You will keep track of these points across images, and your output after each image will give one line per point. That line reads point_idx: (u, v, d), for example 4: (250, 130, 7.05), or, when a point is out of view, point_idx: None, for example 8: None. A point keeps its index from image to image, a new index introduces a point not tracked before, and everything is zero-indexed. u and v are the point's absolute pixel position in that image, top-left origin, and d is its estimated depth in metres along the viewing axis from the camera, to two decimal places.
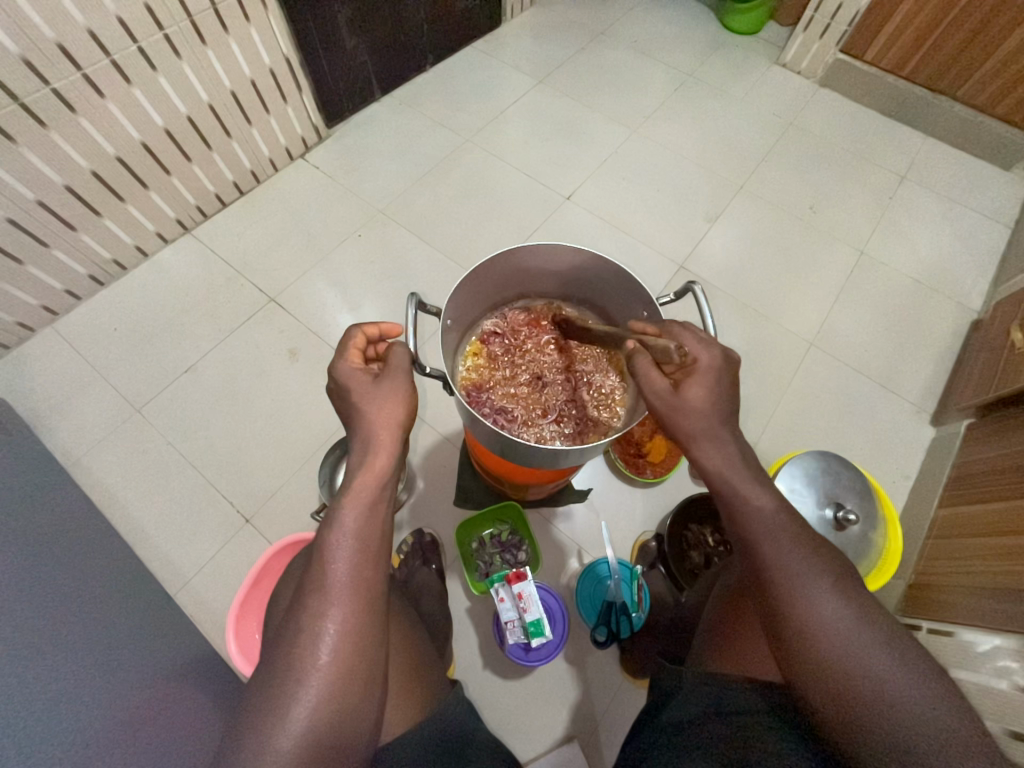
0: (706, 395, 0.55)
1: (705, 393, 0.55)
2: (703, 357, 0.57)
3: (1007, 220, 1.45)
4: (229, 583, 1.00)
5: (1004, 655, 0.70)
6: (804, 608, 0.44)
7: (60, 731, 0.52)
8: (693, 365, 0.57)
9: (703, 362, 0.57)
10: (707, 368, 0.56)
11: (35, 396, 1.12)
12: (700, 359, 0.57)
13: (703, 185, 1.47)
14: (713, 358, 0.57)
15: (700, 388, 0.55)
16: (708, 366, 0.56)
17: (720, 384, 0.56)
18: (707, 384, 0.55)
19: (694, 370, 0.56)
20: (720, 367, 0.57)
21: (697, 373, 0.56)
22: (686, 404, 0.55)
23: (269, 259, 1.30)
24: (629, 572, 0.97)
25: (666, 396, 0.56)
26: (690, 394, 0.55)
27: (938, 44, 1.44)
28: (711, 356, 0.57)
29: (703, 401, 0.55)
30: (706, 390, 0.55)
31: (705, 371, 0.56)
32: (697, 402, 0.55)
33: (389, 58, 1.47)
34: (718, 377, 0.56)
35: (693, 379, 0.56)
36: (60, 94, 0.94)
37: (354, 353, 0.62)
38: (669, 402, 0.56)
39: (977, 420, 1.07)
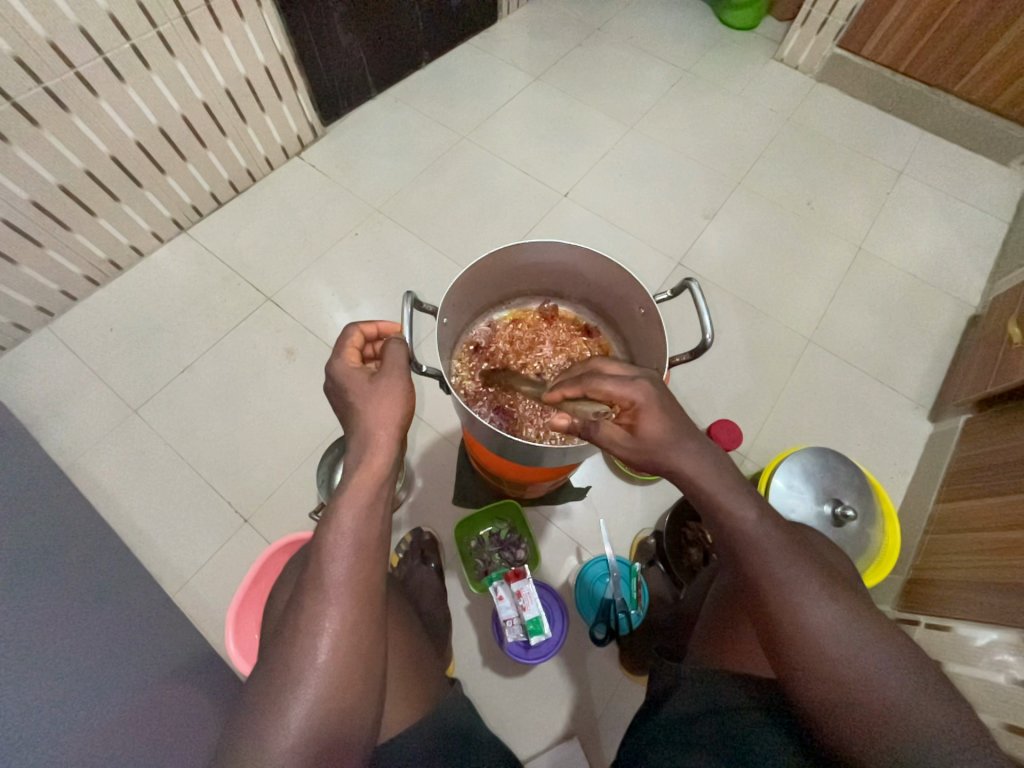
0: (664, 427, 0.50)
1: (662, 423, 0.50)
2: (638, 395, 0.50)
3: (1004, 215, 1.45)
4: (228, 583, 1.00)
5: (1002, 649, 0.70)
6: (804, 613, 0.44)
7: (53, 732, 0.52)
8: (633, 407, 0.51)
9: (640, 397, 0.50)
10: (649, 403, 0.50)
11: (32, 396, 1.12)
12: (636, 396, 0.50)
13: (701, 183, 1.47)
14: (645, 386, 0.51)
15: (654, 422, 0.50)
16: (647, 399, 0.50)
17: (668, 406, 0.51)
18: (657, 414, 0.50)
19: (637, 408, 0.51)
20: (654, 390, 0.51)
21: (641, 413, 0.50)
22: (649, 445, 0.50)
23: (267, 258, 1.30)
24: (628, 570, 0.97)
25: (631, 445, 0.51)
26: (649, 433, 0.50)
27: (935, 38, 1.43)
28: (643, 388, 0.51)
29: (665, 432, 0.50)
30: (661, 421, 0.50)
31: (648, 407, 0.50)
32: (660, 437, 0.50)
33: (384, 55, 1.46)
34: (662, 398, 0.51)
35: (643, 414, 0.50)
36: (53, 94, 0.94)
37: (352, 352, 0.61)
38: (637, 446, 0.51)
39: (974, 414, 1.07)
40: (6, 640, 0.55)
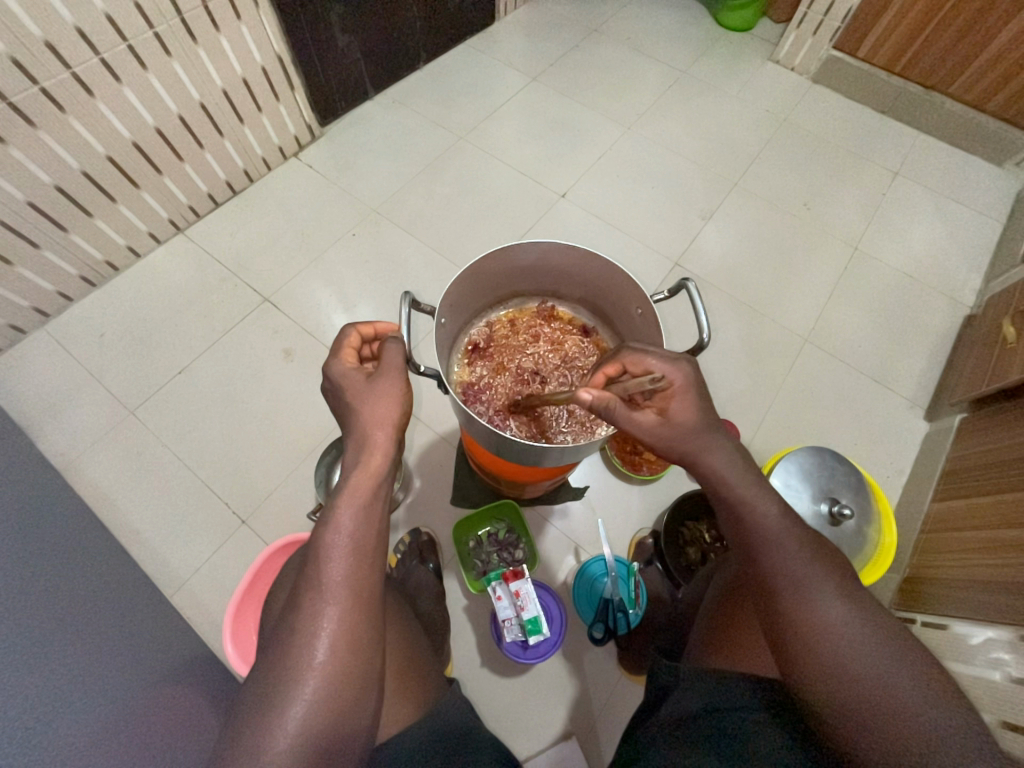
0: (693, 412, 0.55)
1: (691, 408, 0.55)
2: (676, 377, 0.56)
3: (999, 216, 1.46)
4: (225, 585, 0.99)
5: (998, 647, 0.71)
6: (816, 612, 0.45)
7: (48, 734, 0.51)
8: (670, 389, 0.56)
9: (679, 380, 0.56)
10: (684, 387, 0.56)
11: (28, 397, 1.12)
12: (676, 379, 0.56)
13: (698, 183, 1.47)
14: (685, 373, 0.56)
15: (685, 405, 0.55)
16: (683, 384, 0.56)
17: (699, 395, 0.56)
18: (689, 400, 0.55)
19: (672, 391, 0.56)
20: (692, 377, 0.56)
21: (675, 395, 0.56)
22: (677, 428, 0.55)
23: (264, 259, 1.30)
24: (626, 569, 0.97)
25: (659, 428, 0.55)
26: (677, 416, 0.55)
27: (930, 39, 1.44)
28: (683, 372, 0.56)
29: (693, 417, 0.55)
30: (691, 407, 0.55)
31: (682, 391, 0.56)
32: (688, 422, 0.55)
33: (381, 55, 1.46)
34: (695, 387, 0.56)
35: (675, 398, 0.56)
36: (48, 93, 0.93)
37: (348, 353, 0.61)
38: (665, 430, 0.55)
39: (969, 414, 1.08)
40: (6, 641, 0.55)
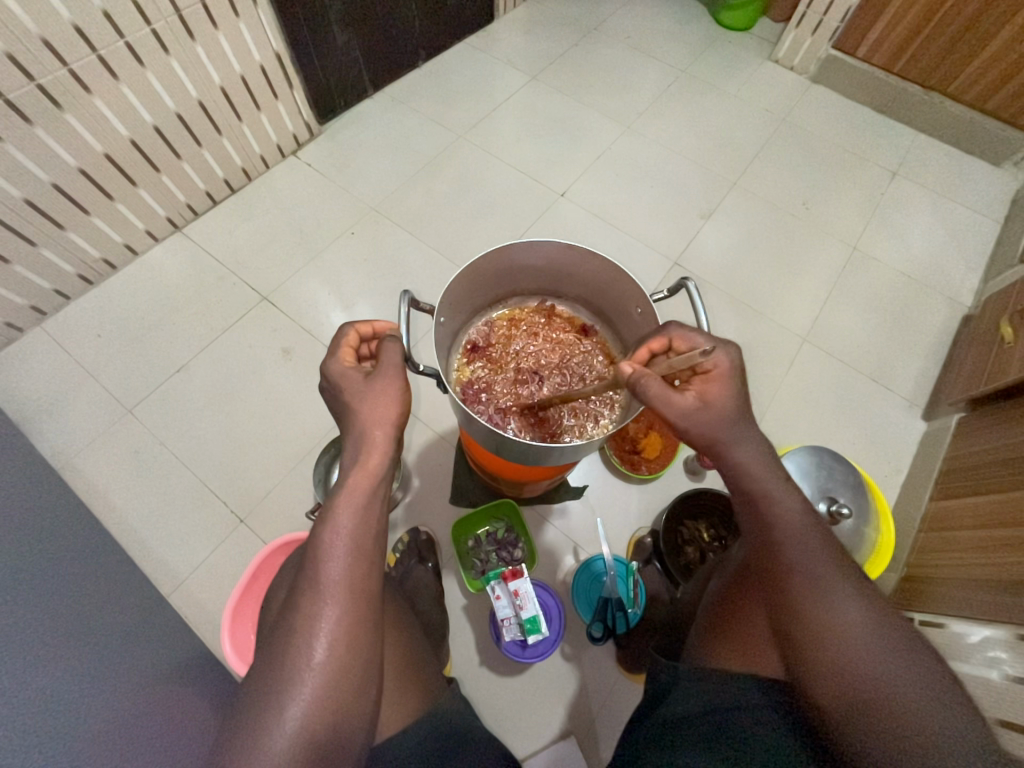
0: (731, 397, 0.56)
1: (729, 393, 0.56)
2: (722, 360, 0.57)
3: (997, 216, 1.46)
4: (223, 584, 0.99)
5: (995, 645, 0.71)
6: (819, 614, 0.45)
7: (43, 734, 0.51)
8: (714, 371, 0.57)
9: (725, 363, 0.57)
10: (727, 372, 0.57)
11: (25, 396, 1.11)
12: (722, 362, 0.57)
13: (697, 182, 1.47)
14: (730, 359, 0.57)
15: (723, 390, 0.56)
16: (726, 369, 0.57)
17: (739, 384, 0.57)
18: (729, 387, 0.56)
19: (714, 374, 0.57)
20: (736, 364, 0.57)
21: (717, 379, 0.57)
22: (714, 411, 0.55)
23: (262, 257, 1.29)
24: (625, 567, 0.96)
25: (696, 408, 0.55)
26: (715, 400, 0.56)
27: (929, 40, 1.44)
28: (730, 358, 0.57)
29: (730, 403, 0.56)
30: (729, 393, 0.56)
31: (723, 376, 0.57)
32: (725, 407, 0.55)
33: (381, 52, 1.45)
34: (736, 376, 0.57)
35: (716, 382, 0.57)
36: (45, 90, 0.93)
37: (346, 352, 0.61)
38: (702, 411, 0.55)
39: (967, 413, 1.08)
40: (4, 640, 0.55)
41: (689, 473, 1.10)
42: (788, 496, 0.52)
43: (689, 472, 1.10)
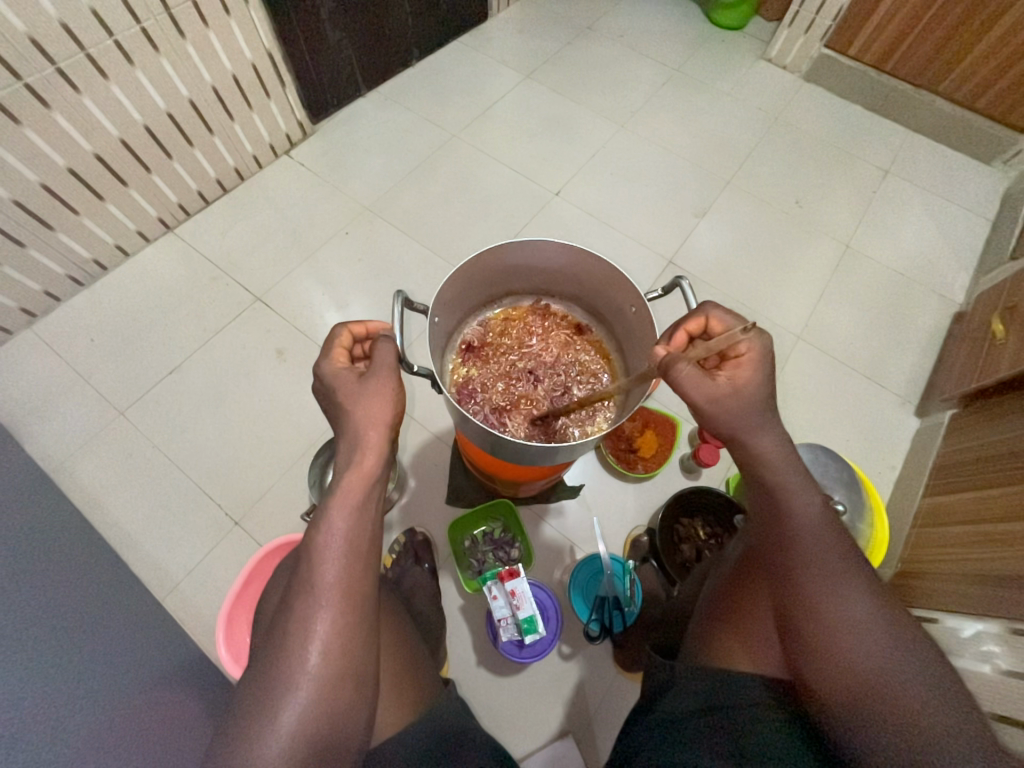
0: (761, 383, 0.56)
1: (758, 378, 0.56)
2: (754, 346, 0.57)
3: (988, 213, 1.47)
4: (218, 586, 0.98)
5: (988, 640, 0.71)
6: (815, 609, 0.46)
7: (33, 741, 0.50)
8: (745, 356, 0.57)
9: (756, 349, 0.57)
10: (758, 357, 0.57)
11: (15, 399, 1.10)
12: (753, 347, 0.57)
13: (691, 181, 1.47)
14: (762, 344, 0.57)
15: (753, 374, 0.57)
16: (758, 354, 0.57)
17: (769, 370, 0.57)
18: (759, 372, 0.57)
19: (744, 359, 0.58)
20: (768, 351, 0.57)
21: (748, 364, 0.57)
22: (743, 396, 0.55)
23: (255, 258, 1.28)
24: (621, 566, 0.98)
25: (727, 390, 0.56)
26: (745, 384, 0.56)
27: (919, 39, 1.45)
28: (761, 345, 0.57)
29: (759, 388, 0.56)
30: (759, 378, 0.56)
31: (755, 361, 0.57)
32: (755, 391, 0.56)
33: (374, 51, 1.45)
34: (767, 362, 0.57)
35: (747, 366, 0.57)
36: (33, 89, 0.92)
37: (339, 352, 0.61)
38: (732, 395, 0.55)
39: (959, 409, 1.09)
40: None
41: (684, 472, 1.10)
42: (804, 492, 0.51)
43: (685, 470, 1.10)
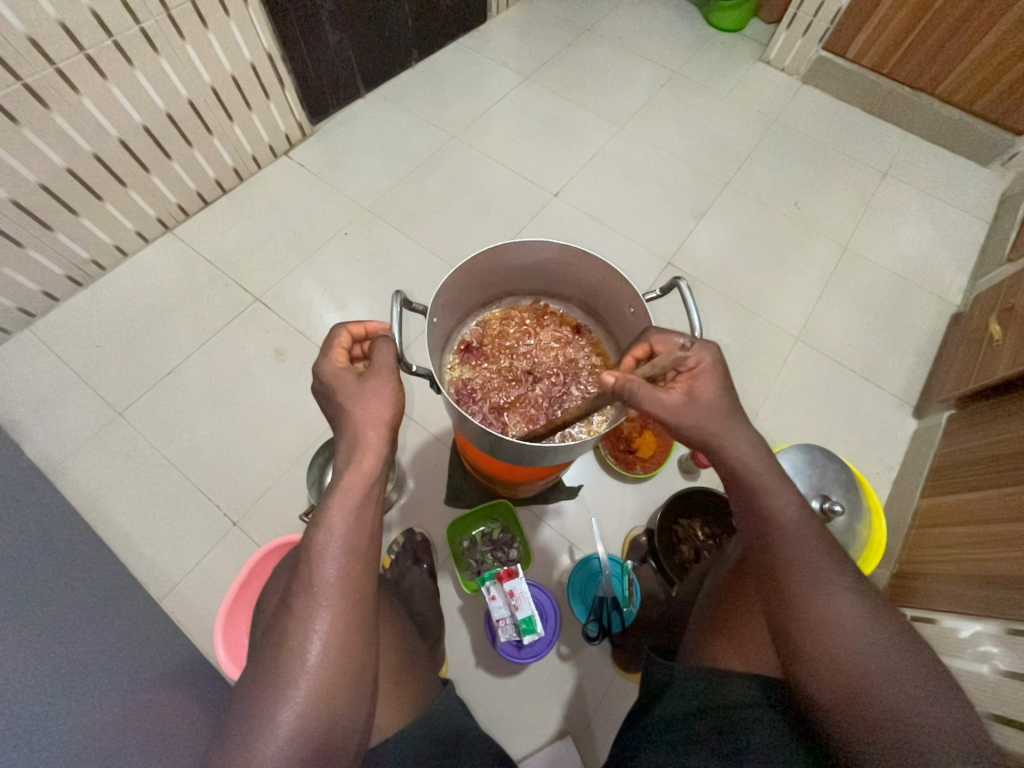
0: (716, 391, 0.58)
1: (714, 387, 0.58)
2: (704, 357, 0.59)
3: (985, 215, 1.48)
4: (216, 587, 0.98)
5: (986, 640, 0.72)
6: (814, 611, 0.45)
7: (25, 743, 0.50)
8: (697, 367, 0.60)
9: (706, 359, 0.59)
10: (710, 367, 0.59)
11: (13, 400, 1.10)
12: (703, 358, 0.59)
13: (689, 182, 1.48)
14: (711, 354, 0.59)
15: (709, 384, 0.59)
16: (709, 364, 0.59)
17: (723, 377, 0.59)
18: (714, 381, 0.59)
19: (698, 371, 0.60)
20: (717, 359, 0.60)
21: (701, 375, 0.59)
22: (701, 406, 0.57)
23: (254, 258, 1.28)
24: (620, 567, 0.98)
25: (683, 403, 0.58)
26: (702, 394, 0.58)
27: (917, 42, 1.46)
28: (710, 354, 0.60)
29: (716, 397, 0.58)
30: (715, 388, 0.58)
31: (707, 371, 0.59)
32: (712, 400, 0.58)
33: (373, 52, 1.45)
34: (719, 369, 0.59)
35: (701, 377, 0.59)
36: (32, 89, 0.92)
37: (339, 353, 0.61)
38: (690, 407, 0.58)
39: (957, 410, 1.09)
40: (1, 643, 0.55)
41: (682, 472, 1.10)
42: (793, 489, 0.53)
43: (683, 471, 1.10)
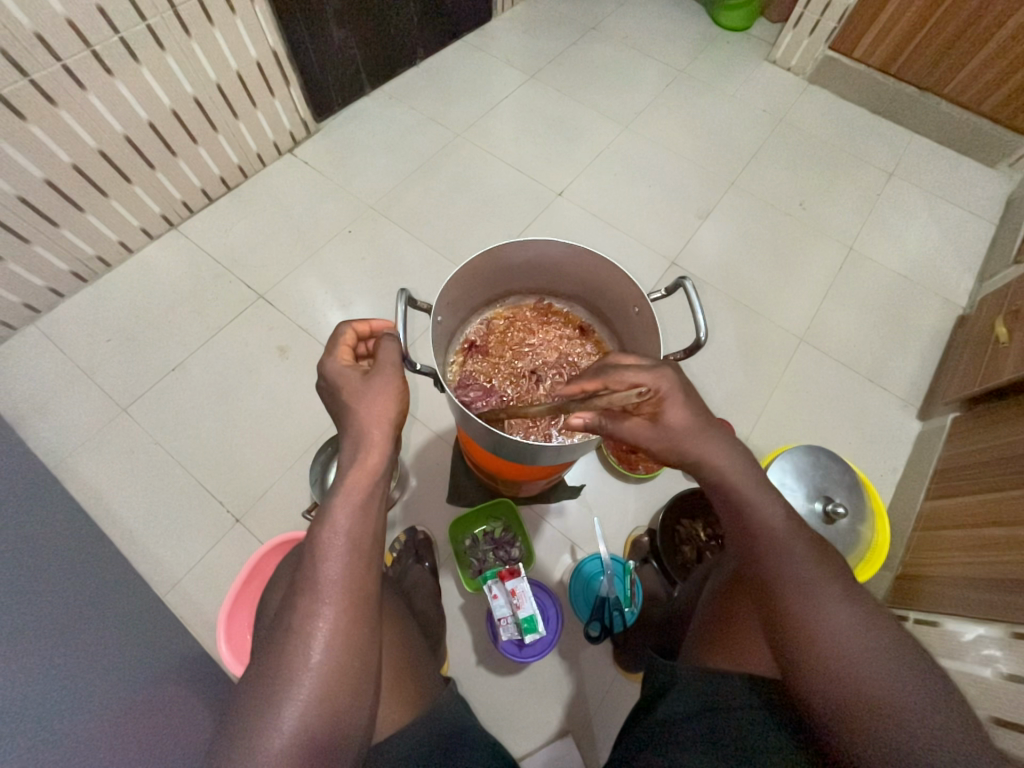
0: (686, 413, 0.54)
1: (683, 409, 0.54)
2: (661, 385, 0.53)
3: (992, 217, 1.47)
4: (219, 583, 0.99)
5: (989, 644, 0.71)
6: (815, 614, 0.45)
7: (26, 738, 0.50)
8: (658, 397, 0.53)
9: (665, 387, 0.53)
10: (671, 390, 0.53)
11: (18, 395, 1.10)
12: (662, 387, 0.53)
13: (695, 182, 1.47)
14: (667, 378, 0.53)
15: (677, 408, 0.54)
16: (670, 389, 0.53)
17: (688, 392, 0.54)
18: (680, 403, 0.54)
19: (661, 398, 0.53)
20: (676, 377, 0.54)
21: (666, 401, 0.53)
22: (672, 433, 0.54)
23: (258, 256, 1.28)
24: (622, 566, 0.97)
25: (654, 433, 0.55)
26: (671, 421, 0.54)
27: (925, 41, 1.45)
28: (668, 378, 0.53)
29: (685, 418, 0.54)
30: (683, 410, 0.54)
31: (670, 396, 0.53)
32: (683, 424, 0.54)
33: (378, 50, 1.45)
34: (681, 386, 0.54)
35: (667, 405, 0.54)
36: (39, 86, 0.92)
37: (343, 350, 0.61)
38: (659, 434, 0.55)
39: (962, 413, 1.09)
40: (10, 636, 0.55)
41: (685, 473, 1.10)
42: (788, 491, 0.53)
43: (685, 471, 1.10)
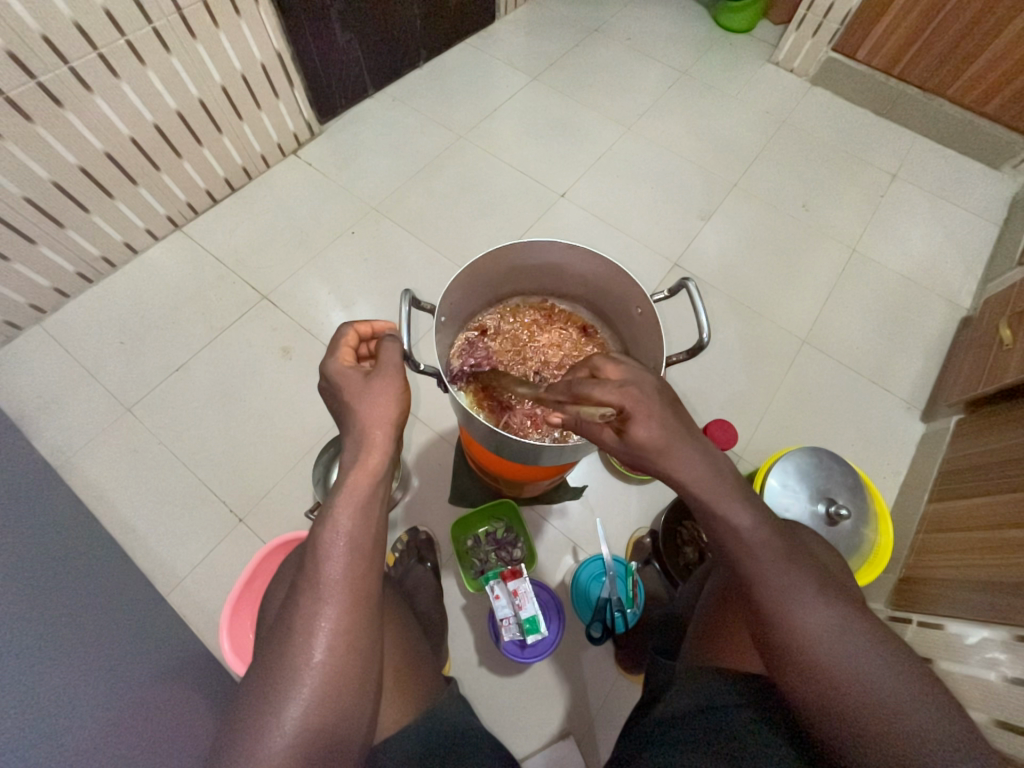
0: (655, 433, 0.49)
1: (651, 430, 0.49)
2: (626, 403, 0.49)
3: (996, 219, 1.47)
4: (221, 582, 0.99)
5: (992, 647, 0.71)
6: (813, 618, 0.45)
7: (24, 738, 0.49)
8: (623, 416, 0.50)
9: (628, 406, 0.49)
10: (636, 409, 0.49)
11: (23, 395, 1.11)
12: (625, 406, 0.49)
13: (697, 183, 1.47)
14: (631, 396, 0.49)
15: (645, 428, 0.49)
16: (633, 408, 0.49)
17: (659, 411, 0.50)
18: (648, 424, 0.49)
19: (625, 417, 0.50)
20: (645, 396, 0.50)
21: (632, 420, 0.49)
22: (639, 451, 0.50)
23: (262, 257, 1.29)
24: (624, 568, 0.97)
25: (621, 448, 0.52)
26: (639, 441, 0.50)
27: (928, 43, 1.45)
28: (633, 395, 0.49)
29: (656, 439, 0.49)
30: (652, 431, 0.49)
31: (637, 415, 0.49)
32: (652, 443, 0.49)
33: (381, 52, 1.45)
34: (649, 404, 0.49)
35: (632, 423, 0.49)
36: (46, 88, 0.93)
37: (346, 352, 0.61)
38: (625, 449, 0.52)
39: (965, 415, 1.09)
40: (16, 636, 0.56)
41: None
42: None
43: None
